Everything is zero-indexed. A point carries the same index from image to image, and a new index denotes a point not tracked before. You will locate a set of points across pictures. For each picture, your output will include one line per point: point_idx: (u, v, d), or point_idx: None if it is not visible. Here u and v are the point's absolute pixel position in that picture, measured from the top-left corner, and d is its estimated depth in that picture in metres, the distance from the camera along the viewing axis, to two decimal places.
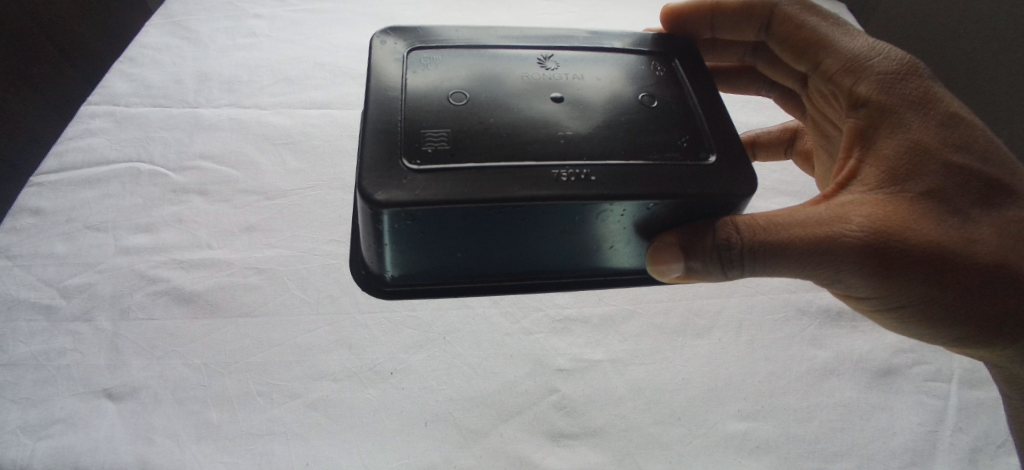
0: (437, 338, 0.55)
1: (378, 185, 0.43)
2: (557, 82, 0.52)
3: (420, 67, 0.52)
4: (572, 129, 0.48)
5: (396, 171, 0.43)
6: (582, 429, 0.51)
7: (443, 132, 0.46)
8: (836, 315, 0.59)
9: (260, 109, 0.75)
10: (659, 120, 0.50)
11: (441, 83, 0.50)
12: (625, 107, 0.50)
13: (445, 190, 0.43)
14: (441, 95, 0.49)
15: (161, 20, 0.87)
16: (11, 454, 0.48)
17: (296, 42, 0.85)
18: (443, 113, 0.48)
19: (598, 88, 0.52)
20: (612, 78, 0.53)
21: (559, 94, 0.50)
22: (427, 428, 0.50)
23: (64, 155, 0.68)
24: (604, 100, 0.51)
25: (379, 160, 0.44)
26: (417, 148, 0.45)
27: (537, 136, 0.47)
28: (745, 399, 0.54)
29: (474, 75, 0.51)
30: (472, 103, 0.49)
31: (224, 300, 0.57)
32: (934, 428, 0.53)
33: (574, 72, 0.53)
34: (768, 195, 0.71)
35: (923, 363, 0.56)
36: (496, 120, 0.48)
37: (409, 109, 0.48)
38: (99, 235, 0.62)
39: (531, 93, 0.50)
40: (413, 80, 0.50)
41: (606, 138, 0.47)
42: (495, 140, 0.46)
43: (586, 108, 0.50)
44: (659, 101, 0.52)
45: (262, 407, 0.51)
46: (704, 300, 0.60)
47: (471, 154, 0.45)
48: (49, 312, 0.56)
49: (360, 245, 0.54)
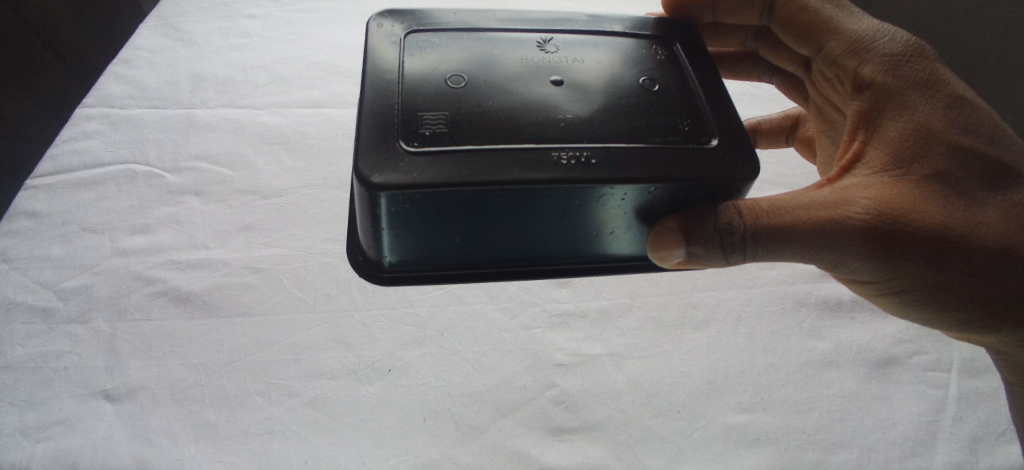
0: (435, 335, 0.55)
1: (375, 167, 0.42)
2: (557, 65, 0.52)
3: (417, 50, 0.52)
4: (572, 113, 0.48)
5: (392, 153, 0.43)
6: (581, 424, 0.51)
7: (442, 115, 0.46)
8: (835, 306, 0.59)
9: (255, 108, 0.75)
10: (660, 103, 0.50)
11: (439, 66, 0.50)
12: (625, 90, 0.50)
13: (444, 173, 0.43)
14: (439, 78, 0.49)
15: (155, 21, 0.86)
16: (10, 456, 0.48)
17: (291, 42, 0.85)
18: (441, 95, 0.48)
19: (597, 71, 0.52)
20: (612, 61, 0.53)
21: (559, 77, 0.50)
22: (426, 425, 0.50)
23: (59, 158, 0.68)
24: (604, 82, 0.51)
25: (376, 142, 0.44)
26: (415, 130, 0.45)
27: (537, 119, 0.47)
28: (745, 392, 0.53)
29: (473, 59, 0.51)
30: (471, 86, 0.49)
31: (221, 300, 0.57)
32: (934, 418, 0.53)
33: (573, 56, 0.53)
34: (766, 187, 0.71)
35: (923, 353, 0.56)
36: (495, 103, 0.48)
37: (407, 91, 0.48)
38: (95, 237, 0.62)
39: (531, 76, 0.50)
40: (411, 63, 0.50)
41: (606, 122, 0.47)
42: (493, 123, 0.46)
43: (586, 91, 0.50)
44: (660, 84, 0.51)
45: (260, 406, 0.51)
46: (702, 293, 0.60)
47: (470, 136, 0.45)
48: (46, 314, 0.56)
49: (359, 232, 0.53)
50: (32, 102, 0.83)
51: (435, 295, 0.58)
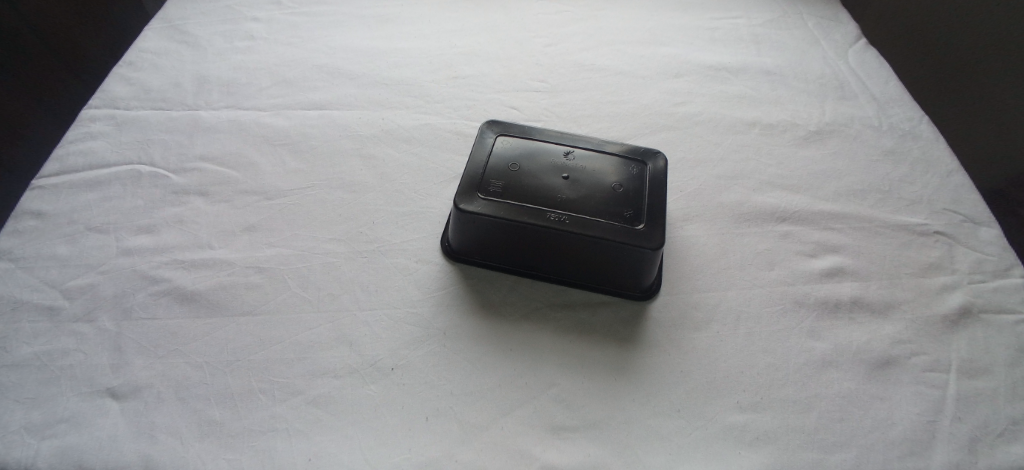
0: (436, 334, 0.56)
1: (463, 200, 0.56)
2: (583, 149, 0.61)
3: (489, 134, 0.62)
4: (592, 182, 0.58)
5: (472, 193, 0.56)
6: (582, 422, 0.51)
7: (480, 207, 0.56)
8: (834, 307, 0.60)
9: (260, 111, 0.76)
10: (656, 213, 0.55)
11: (501, 147, 0.60)
12: (634, 201, 0.56)
13: (504, 210, 0.55)
14: (500, 154, 0.59)
15: (160, 23, 0.87)
16: (16, 453, 0.48)
17: (295, 45, 0.86)
18: (500, 165, 0.58)
19: (613, 153, 0.61)
20: (624, 146, 0.62)
21: (584, 157, 0.60)
22: (428, 423, 0.50)
23: (65, 158, 0.69)
24: (618, 187, 0.57)
25: (463, 188, 0.57)
26: (484, 184, 0.57)
27: (567, 185, 0.57)
28: (744, 391, 0.54)
29: (530, 141, 0.61)
30: (509, 183, 0.57)
31: (226, 300, 0.58)
32: (933, 418, 0.53)
33: (596, 142, 0.62)
34: (767, 188, 0.71)
35: (920, 354, 0.57)
36: (536, 175, 0.58)
37: (478, 161, 0.58)
38: (101, 236, 0.62)
39: (564, 158, 0.60)
40: (483, 144, 0.61)
41: (614, 188, 0.57)
42: (539, 184, 0.57)
43: (600, 189, 0.57)
44: (657, 165, 0.60)
45: (263, 404, 0.51)
46: (702, 293, 0.60)
47: (523, 191, 0.56)
48: (51, 313, 0.56)
49: (416, 288, 0.59)
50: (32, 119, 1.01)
51: (437, 295, 0.59)
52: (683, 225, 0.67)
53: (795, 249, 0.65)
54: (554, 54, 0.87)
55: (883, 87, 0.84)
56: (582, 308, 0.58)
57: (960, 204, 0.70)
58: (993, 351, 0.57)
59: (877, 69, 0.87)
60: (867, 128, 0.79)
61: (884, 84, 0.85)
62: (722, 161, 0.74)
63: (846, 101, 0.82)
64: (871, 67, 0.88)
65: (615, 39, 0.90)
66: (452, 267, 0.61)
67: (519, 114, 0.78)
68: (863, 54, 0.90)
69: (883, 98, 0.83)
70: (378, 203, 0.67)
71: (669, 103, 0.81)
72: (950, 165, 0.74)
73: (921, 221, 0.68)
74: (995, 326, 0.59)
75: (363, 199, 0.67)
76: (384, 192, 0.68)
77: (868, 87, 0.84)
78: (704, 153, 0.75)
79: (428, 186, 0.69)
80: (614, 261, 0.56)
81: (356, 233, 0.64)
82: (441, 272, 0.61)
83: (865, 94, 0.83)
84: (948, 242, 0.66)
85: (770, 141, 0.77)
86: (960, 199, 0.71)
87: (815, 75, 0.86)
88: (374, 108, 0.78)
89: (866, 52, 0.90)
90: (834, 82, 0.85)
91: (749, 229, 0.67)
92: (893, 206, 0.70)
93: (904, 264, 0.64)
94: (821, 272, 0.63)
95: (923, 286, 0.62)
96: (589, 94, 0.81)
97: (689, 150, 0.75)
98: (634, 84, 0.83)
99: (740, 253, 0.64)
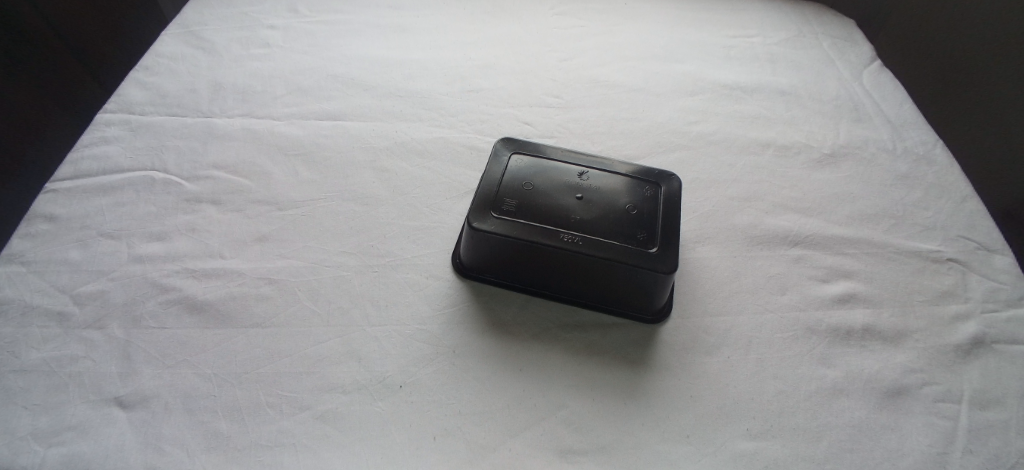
0: (446, 352, 0.56)
1: (478, 219, 0.56)
2: (598, 169, 0.61)
3: (506, 151, 0.61)
4: (605, 203, 0.57)
5: (487, 211, 0.56)
6: (590, 445, 0.51)
7: (493, 225, 0.55)
8: (846, 335, 0.60)
9: (273, 119, 0.76)
10: (669, 237, 0.55)
11: (517, 165, 0.60)
12: (647, 224, 0.56)
13: (519, 229, 0.55)
14: (516, 173, 0.59)
15: (178, 29, 0.88)
16: (22, 461, 0.48)
17: (310, 53, 0.86)
18: (515, 183, 0.58)
19: (627, 175, 0.61)
20: (638, 168, 0.61)
21: (598, 178, 0.60)
22: (435, 443, 0.50)
23: (79, 162, 0.69)
24: (631, 208, 0.57)
25: (480, 208, 0.57)
26: (500, 203, 0.57)
27: (581, 206, 0.57)
28: (755, 418, 0.53)
29: (545, 159, 0.61)
30: (522, 202, 0.57)
31: (236, 311, 0.58)
32: (944, 449, 0.52)
33: (610, 161, 0.62)
34: (780, 211, 0.71)
35: (933, 384, 0.57)
36: (552, 196, 0.57)
37: (494, 179, 0.58)
38: (113, 242, 0.62)
39: (579, 179, 0.60)
40: (500, 161, 0.60)
41: (629, 210, 0.57)
42: (553, 204, 0.57)
43: (613, 210, 0.57)
44: (669, 188, 0.60)
45: (272, 418, 0.51)
46: (713, 318, 0.60)
47: (538, 210, 0.56)
48: (61, 318, 0.56)
49: (428, 304, 0.59)
50: (50, 118, 1.04)
51: (448, 313, 0.58)
52: (695, 247, 0.66)
53: (807, 273, 0.65)
54: (568, 69, 0.87)
55: (898, 110, 0.84)
56: (593, 329, 0.58)
57: (974, 231, 0.70)
58: (1006, 382, 0.57)
59: (893, 91, 0.87)
60: (881, 151, 0.78)
61: (898, 107, 0.84)
62: (735, 183, 0.74)
63: (861, 123, 0.82)
64: (885, 89, 0.87)
65: (630, 56, 0.90)
66: (464, 283, 0.61)
67: (532, 130, 0.78)
68: (878, 76, 0.89)
69: (898, 121, 0.82)
70: (390, 216, 0.67)
71: (683, 122, 0.81)
72: (964, 191, 0.74)
73: (933, 248, 0.68)
74: (1008, 356, 0.58)
75: (375, 212, 0.67)
76: (396, 205, 0.68)
77: (883, 110, 0.84)
78: (718, 173, 0.75)
79: (440, 200, 0.69)
80: (626, 283, 0.56)
81: (367, 247, 0.64)
82: (451, 288, 0.61)
83: (880, 117, 0.83)
84: (962, 270, 0.66)
85: (783, 163, 0.77)
86: (974, 226, 0.70)
87: (830, 97, 0.86)
88: (388, 119, 0.78)
89: (882, 74, 0.90)
90: (849, 104, 0.85)
91: (761, 252, 0.66)
92: (906, 231, 0.70)
93: (917, 290, 0.64)
94: (833, 298, 0.63)
95: (936, 315, 0.62)
96: (603, 111, 0.81)
97: (702, 170, 0.75)
98: (647, 102, 0.83)
99: (752, 277, 0.64)
